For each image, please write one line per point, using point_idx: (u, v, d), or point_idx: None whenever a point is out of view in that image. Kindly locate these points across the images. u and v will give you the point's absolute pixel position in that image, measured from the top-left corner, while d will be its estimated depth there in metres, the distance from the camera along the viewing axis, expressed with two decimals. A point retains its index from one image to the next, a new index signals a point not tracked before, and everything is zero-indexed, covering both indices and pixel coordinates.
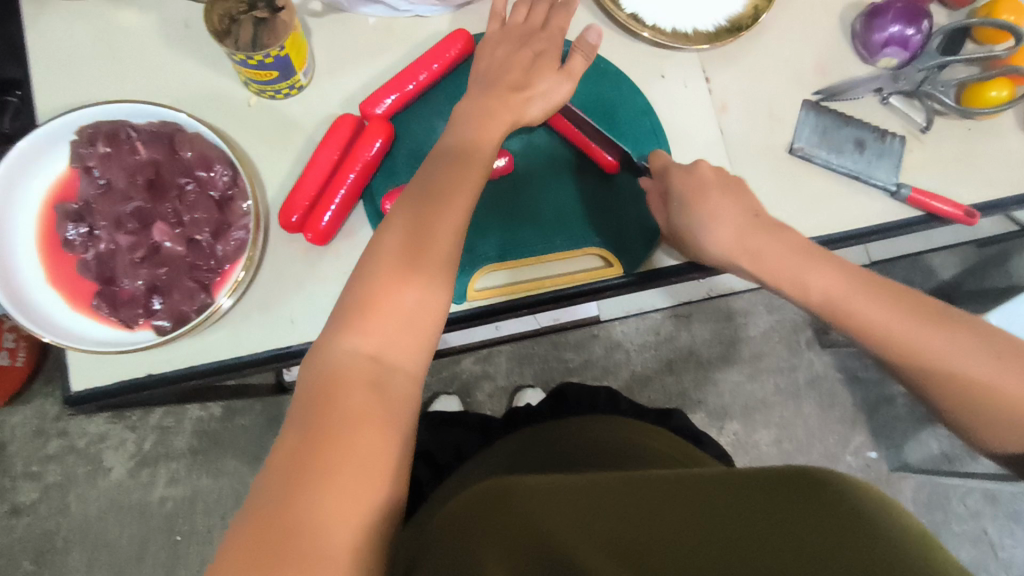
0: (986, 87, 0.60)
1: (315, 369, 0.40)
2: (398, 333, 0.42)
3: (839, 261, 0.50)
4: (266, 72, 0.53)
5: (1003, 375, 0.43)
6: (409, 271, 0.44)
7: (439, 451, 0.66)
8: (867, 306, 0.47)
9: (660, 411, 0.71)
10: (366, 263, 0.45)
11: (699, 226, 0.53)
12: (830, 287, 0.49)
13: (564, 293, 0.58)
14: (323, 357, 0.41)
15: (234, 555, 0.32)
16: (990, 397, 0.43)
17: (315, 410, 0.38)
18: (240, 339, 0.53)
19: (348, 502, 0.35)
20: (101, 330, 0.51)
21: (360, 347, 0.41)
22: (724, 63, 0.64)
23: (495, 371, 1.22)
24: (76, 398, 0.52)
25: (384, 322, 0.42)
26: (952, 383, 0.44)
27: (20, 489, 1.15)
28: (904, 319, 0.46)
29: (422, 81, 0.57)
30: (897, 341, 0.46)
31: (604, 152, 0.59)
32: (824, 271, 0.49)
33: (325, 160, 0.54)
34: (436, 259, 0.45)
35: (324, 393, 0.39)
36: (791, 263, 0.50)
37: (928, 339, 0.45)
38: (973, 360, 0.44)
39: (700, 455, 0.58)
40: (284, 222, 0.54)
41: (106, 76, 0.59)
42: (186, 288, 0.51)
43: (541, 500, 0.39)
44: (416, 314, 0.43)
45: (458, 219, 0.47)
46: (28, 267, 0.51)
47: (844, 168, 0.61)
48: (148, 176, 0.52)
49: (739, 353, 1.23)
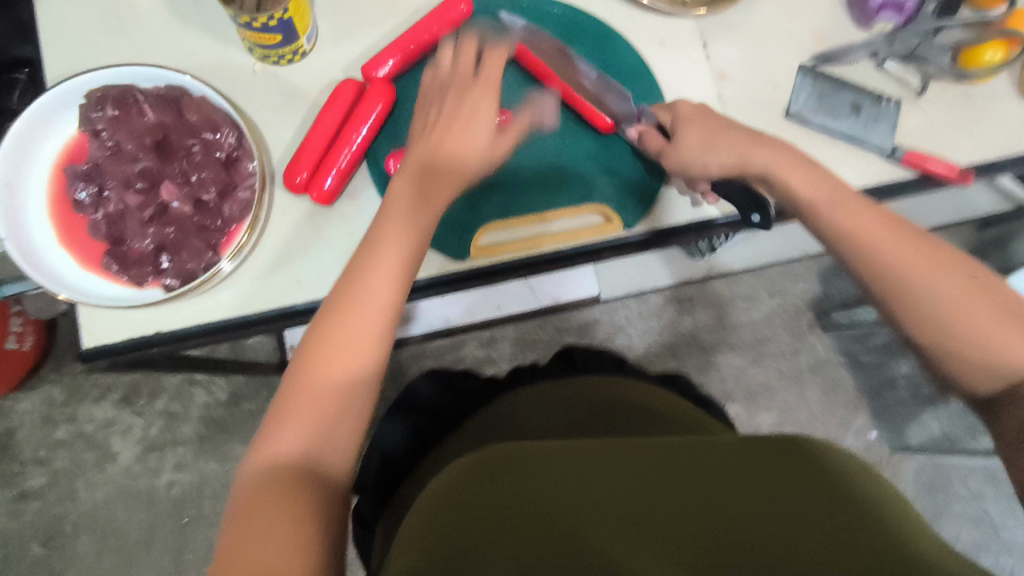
0: (981, 50, 0.60)
1: (254, 470, 0.42)
2: (333, 419, 0.44)
3: (829, 177, 0.53)
4: (269, 35, 0.54)
5: (978, 308, 0.46)
6: (351, 352, 0.45)
7: (447, 414, 0.66)
8: (855, 221, 0.50)
9: (663, 376, 0.72)
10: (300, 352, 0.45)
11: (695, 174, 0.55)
12: (811, 194, 0.52)
13: (566, 253, 0.59)
14: (261, 457, 0.42)
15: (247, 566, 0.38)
16: (965, 329, 0.46)
17: (251, 509, 0.40)
18: (246, 298, 0.55)
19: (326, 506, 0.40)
20: (112, 288, 0.52)
21: (297, 445, 0.42)
22: (722, 29, 0.65)
23: (498, 356, 1.20)
24: (88, 355, 0.53)
25: (319, 409, 0.43)
26: (933, 322, 0.47)
27: (28, 475, 1.16)
28: (889, 238, 0.49)
29: (423, 43, 0.59)
30: (884, 270, 0.48)
31: (600, 115, 0.60)
32: (813, 184, 0.52)
33: (329, 120, 0.56)
34: (372, 320, 0.46)
35: (259, 492, 0.40)
36: (790, 174, 0.52)
37: (913, 271, 0.47)
38: (954, 297, 0.46)
39: (694, 411, 0.61)
40: (289, 182, 0.55)
41: (114, 46, 0.60)
42: (194, 247, 0.52)
43: (527, 475, 0.43)
44: (356, 388, 0.45)
45: (391, 277, 0.47)
46: (39, 227, 0.52)
47: (841, 131, 0.62)
48: (156, 138, 0.53)
49: (741, 337, 1.23)
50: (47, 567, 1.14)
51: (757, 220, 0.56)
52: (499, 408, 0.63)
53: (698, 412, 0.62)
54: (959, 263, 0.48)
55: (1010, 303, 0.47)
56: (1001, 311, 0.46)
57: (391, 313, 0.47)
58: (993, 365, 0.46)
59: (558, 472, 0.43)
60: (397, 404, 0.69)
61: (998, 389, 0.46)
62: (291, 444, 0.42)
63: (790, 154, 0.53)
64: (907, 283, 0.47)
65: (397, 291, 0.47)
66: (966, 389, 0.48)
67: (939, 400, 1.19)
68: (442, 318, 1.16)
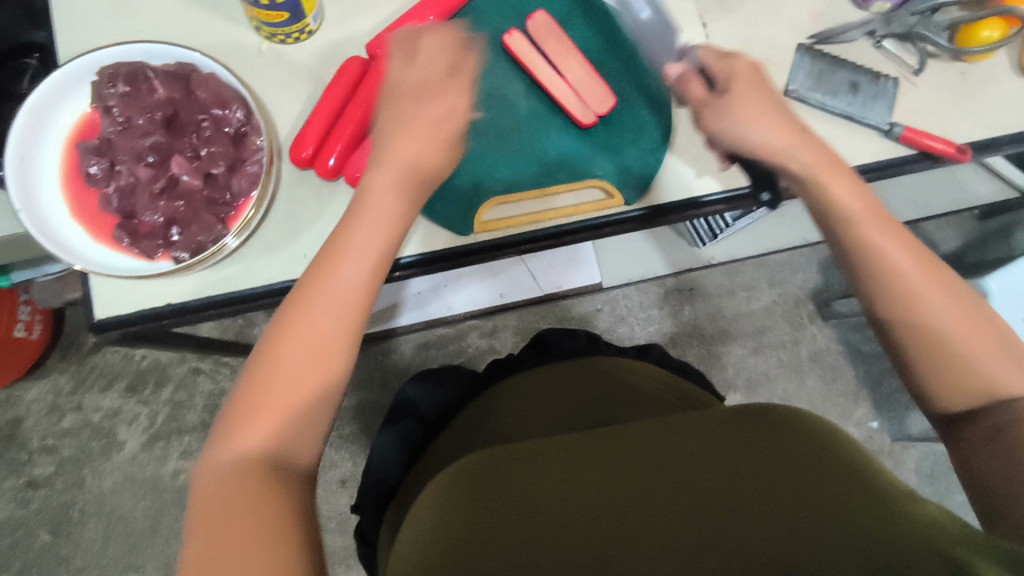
0: (979, 27, 0.61)
1: (213, 474, 0.42)
2: (299, 409, 0.44)
3: (863, 188, 0.53)
4: (277, 13, 0.55)
5: (966, 323, 0.47)
6: (313, 343, 0.45)
7: (428, 409, 0.67)
8: (878, 233, 0.50)
9: (638, 349, 0.74)
10: (261, 346, 0.45)
11: (717, 131, 0.55)
12: (844, 203, 0.52)
13: (567, 227, 0.61)
14: (223, 454, 0.43)
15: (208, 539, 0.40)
16: (952, 336, 0.46)
17: (221, 509, 0.41)
18: (254, 272, 0.56)
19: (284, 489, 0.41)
20: (124, 260, 0.54)
21: (263, 434, 0.43)
22: (721, 9, 0.66)
23: (501, 346, 1.22)
24: (99, 326, 0.55)
25: (285, 400, 0.44)
26: (924, 324, 0.47)
27: (36, 463, 1.17)
28: (902, 249, 0.49)
29: (426, 23, 0.60)
30: (888, 269, 0.49)
31: (581, 112, 0.61)
32: (835, 179, 0.52)
33: (334, 99, 0.57)
34: (345, 290, 0.47)
35: (227, 491, 0.41)
36: (794, 146, 0.54)
37: (916, 277, 0.48)
38: (951, 312, 0.47)
39: (681, 384, 0.65)
40: (295, 157, 0.56)
41: (123, 26, 0.61)
42: (204, 221, 0.54)
43: (508, 477, 0.45)
44: (326, 371, 0.45)
45: (367, 253, 0.48)
46: (53, 201, 0.54)
47: (839, 109, 0.63)
48: (166, 113, 0.54)
49: (743, 327, 1.24)
50: (54, 553, 1.15)
51: (767, 199, 0.59)
52: (495, 392, 0.66)
53: (680, 381, 0.66)
54: (963, 291, 0.48)
55: (1001, 335, 0.47)
56: (989, 337, 0.47)
57: (356, 303, 0.47)
58: (972, 378, 0.46)
59: (535, 472, 0.45)
60: (387, 419, 0.70)
61: (967, 407, 0.46)
62: (255, 438, 0.43)
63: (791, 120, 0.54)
64: (907, 284, 0.48)
65: (363, 283, 0.48)
66: (935, 405, 0.47)
67: None
68: (445, 308, 1.15)
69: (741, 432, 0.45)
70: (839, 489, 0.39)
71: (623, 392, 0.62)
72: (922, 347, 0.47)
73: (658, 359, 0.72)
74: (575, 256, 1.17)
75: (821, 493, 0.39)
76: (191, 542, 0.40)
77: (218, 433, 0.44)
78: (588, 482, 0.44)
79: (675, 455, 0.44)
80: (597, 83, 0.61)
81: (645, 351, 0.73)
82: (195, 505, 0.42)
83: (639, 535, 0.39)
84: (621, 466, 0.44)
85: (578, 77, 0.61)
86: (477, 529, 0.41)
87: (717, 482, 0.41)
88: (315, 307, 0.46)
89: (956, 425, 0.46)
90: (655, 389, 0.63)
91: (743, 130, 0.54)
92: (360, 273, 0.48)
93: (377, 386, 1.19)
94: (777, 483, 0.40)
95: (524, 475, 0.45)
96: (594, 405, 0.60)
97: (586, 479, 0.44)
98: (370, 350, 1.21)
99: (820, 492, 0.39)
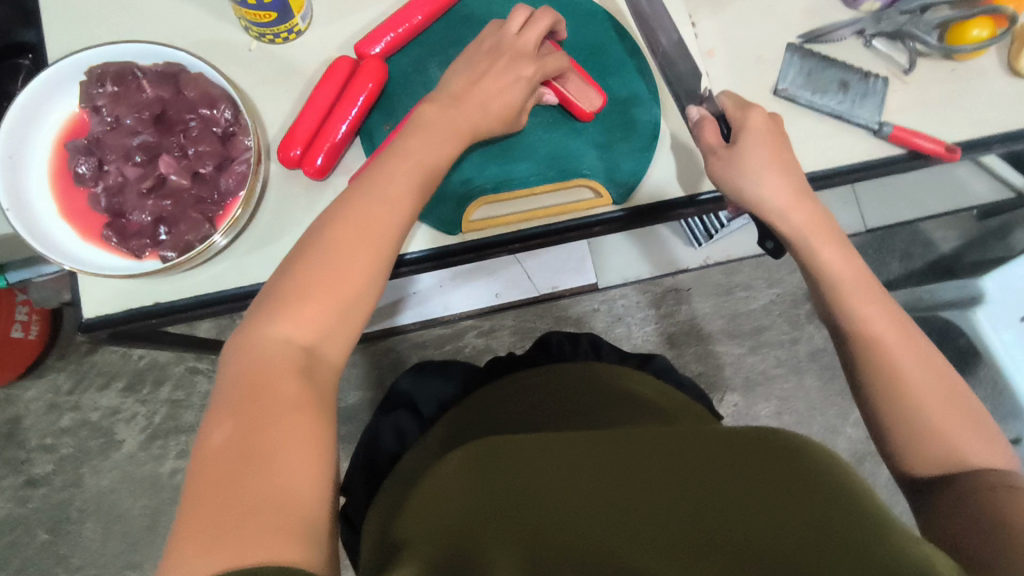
0: (968, 26, 0.61)
1: (224, 393, 0.41)
2: (333, 318, 0.45)
3: (853, 254, 0.54)
4: (265, 12, 0.55)
5: (936, 396, 0.47)
6: (351, 257, 0.46)
7: (423, 403, 0.68)
8: (862, 301, 0.51)
9: (640, 358, 0.74)
10: (299, 252, 0.46)
11: (720, 167, 0.56)
12: (835, 270, 0.53)
13: (555, 227, 0.61)
14: (234, 373, 0.42)
15: (210, 466, 0.37)
16: (922, 404, 0.47)
17: (248, 400, 0.40)
18: (242, 271, 0.57)
19: (297, 427, 0.40)
20: (112, 258, 0.54)
21: (293, 336, 0.43)
22: (711, 9, 0.66)
23: (498, 346, 1.21)
24: (88, 325, 0.56)
25: (322, 307, 0.44)
26: (901, 392, 0.48)
27: (35, 462, 1.18)
28: (885, 320, 0.50)
29: (416, 23, 0.60)
30: (868, 334, 0.50)
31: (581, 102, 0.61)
32: (811, 218, 0.55)
33: (322, 99, 0.57)
34: (371, 239, 0.47)
35: (254, 384, 0.41)
36: (788, 190, 0.55)
37: (895, 346, 0.49)
38: (923, 382, 0.48)
39: (680, 398, 0.64)
40: (284, 156, 0.57)
41: (114, 25, 0.61)
42: (192, 219, 0.54)
43: (512, 466, 0.46)
44: (345, 307, 0.45)
45: (391, 209, 0.48)
46: (42, 199, 0.54)
47: (828, 108, 0.62)
48: (154, 112, 0.55)
49: (741, 326, 1.23)
50: (53, 552, 1.16)
51: (770, 246, 0.59)
52: (481, 397, 0.66)
53: (687, 400, 0.64)
54: (940, 367, 0.49)
55: (973, 413, 0.48)
56: (961, 414, 0.47)
57: (392, 227, 0.48)
58: (942, 449, 0.46)
59: (539, 460, 0.46)
60: (384, 405, 0.71)
61: (934, 475, 0.46)
62: (269, 357, 0.42)
63: (788, 168, 0.56)
64: (885, 353, 0.49)
65: (395, 212, 0.49)
66: (904, 469, 0.48)
67: None
68: (442, 306, 1.16)
69: (747, 439, 0.45)
70: (839, 506, 0.38)
71: (622, 395, 0.61)
72: (897, 413, 0.48)
73: (658, 369, 0.72)
74: (576, 256, 1.18)
75: (819, 508, 0.38)
76: (212, 430, 0.39)
77: (245, 331, 0.44)
78: (587, 474, 0.44)
79: (676, 456, 0.44)
80: (586, 83, 0.61)
81: (647, 361, 0.74)
82: (216, 397, 0.41)
83: (628, 535, 0.39)
84: (622, 463, 0.44)
85: (569, 78, 0.61)
86: (472, 521, 0.42)
87: (715, 489, 0.41)
88: (356, 221, 0.47)
89: (923, 491, 0.47)
90: (661, 399, 0.62)
91: (741, 172, 0.55)
92: (395, 202, 0.49)
93: (374, 386, 1.19)
94: (776, 494, 0.40)
95: (526, 465, 0.46)
96: (595, 406, 0.60)
97: (585, 471, 0.44)
98: (367, 349, 1.21)
99: (817, 508, 0.38)
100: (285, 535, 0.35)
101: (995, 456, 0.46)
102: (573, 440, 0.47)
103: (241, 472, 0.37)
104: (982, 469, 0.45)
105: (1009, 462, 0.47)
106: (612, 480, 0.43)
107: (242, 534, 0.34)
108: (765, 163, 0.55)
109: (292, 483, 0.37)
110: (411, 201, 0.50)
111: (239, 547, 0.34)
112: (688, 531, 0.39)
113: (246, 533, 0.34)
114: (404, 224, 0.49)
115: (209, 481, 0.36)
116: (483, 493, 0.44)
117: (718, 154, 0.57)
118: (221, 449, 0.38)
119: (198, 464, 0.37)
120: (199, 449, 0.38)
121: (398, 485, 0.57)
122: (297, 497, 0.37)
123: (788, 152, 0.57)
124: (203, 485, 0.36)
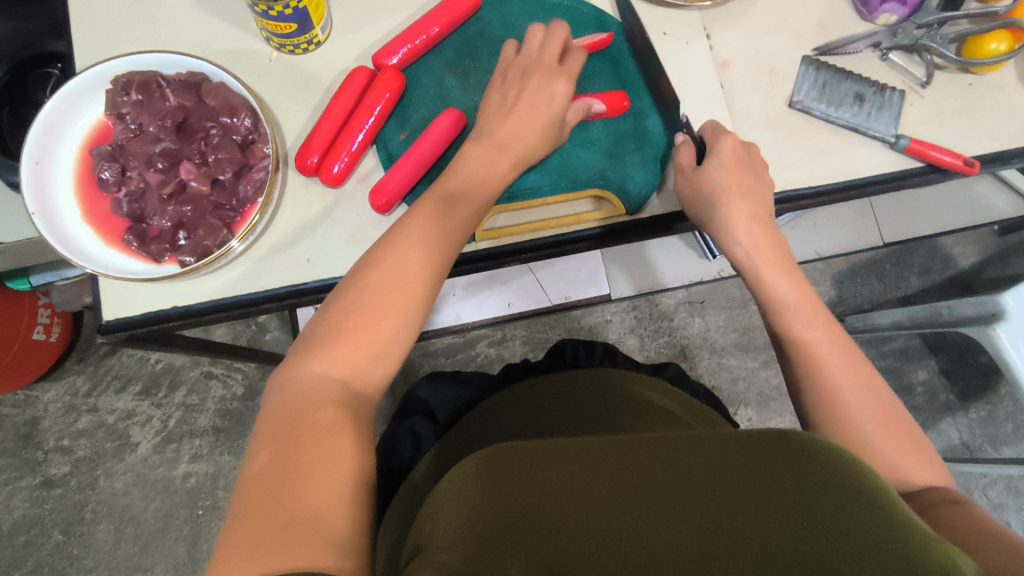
0: (986, 40, 0.61)
1: (268, 419, 0.43)
2: (366, 362, 0.47)
3: (803, 282, 0.56)
4: (285, 24, 0.57)
5: (876, 425, 0.48)
6: (395, 287, 0.49)
7: (439, 410, 0.68)
8: (804, 326, 0.53)
9: (653, 367, 0.73)
10: (342, 292, 0.48)
11: (689, 177, 0.59)
12: (781, 295, 0.55)
13: (568, 236, 0.61)
14: (280, 396, 0.44)
15: (250, 492, 0.39)
16: (855, 429, 0.49)
17: (286, 424, 0.42)
18: (258, 278, 0.58)
19: (335, 453, 0.41)
20: (131, 263, 0.56)
21: (330, 371, 0.45)
22: (725, 20, 0.66)
23: (509, 355, 1.22)
24: (108, 327, 0.58)
25: (357, 349, 0.46)
26: (839, 412, 0.49)
27: (51, 463, 1.19)
28: (830, 347, 0.52)
29: (432, 34, 0.61)
30: (810, 356, 0.52)
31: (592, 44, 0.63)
32: (768, 235, 0.58)
33: (340, 108, 0.59)
34: (416, 262, 0.50)
35: (290, 407, 0.43)
36: (746, 211, 0.57)
37: (837, 372, 0.51)
38: (869, 410, 0.49)
39: (700, 408, 0.64)
40: (301, 163, 0.58)
41: (141, 35, 0.63)
42: (210, 225, 0.55)
43: (533, 470, 0.43)
44: (386, 343, 0.48)
45: (428, 236, 0.51)
46: (65, 203, 0.56)
47: (844, 120, 0.62)
48: (177, 120, 0.56)
49: (755, 341, 1.21)
50: (66, 553, 1.17)
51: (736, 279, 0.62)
52: (469, 422, 0.63)
53: (703, 407, 0.64)
54: (880, 390, 0.50)
55: (913, 435, 0.49)
56: (902, 437, 0.48)
57: (426, 257, 0.50)
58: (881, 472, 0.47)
59: (563, 464, 0.43)
60: (401, 413, 0.72)
61: None
62: (308, 383, 0.44)
63: (754, 198, 0.58)
64: (828, 378, 0.50)
65: (433, 241, 0.51)
66: None
67: (956, 406, 1.16)
68: (453, 317, 1.14)
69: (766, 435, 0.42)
70: (866, 514, 0.37)
71: (640, 407, 0.61)
72: (838, 435, 0.49)
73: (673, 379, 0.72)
74: (588, 266, 1.15)
75: (843, 513, 0.37)
76: (252, 459, 0.41)
77: (288, 367, 0.46)
78: (615, 479, 0.42)
79: (695, 460, 0.42)
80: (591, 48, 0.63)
81: (660, 370, 0.73)
82: (258, 429, 0.43)
83: (649, 545, 0.38)
84: (648, 467, 0.42)
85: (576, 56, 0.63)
86: (495, 529, 0.40)
87: (733, 493, 0.40)
88: (410, 260, 0.50)
89: None
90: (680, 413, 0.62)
91: (709, 175, 0.57)
92: (427, 242, 0.51)
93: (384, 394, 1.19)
94: (797, 501, 0.38)
95: (539, 467, 0.44)
96: (606, 417, 0.60)
97: (603, 475, 0.42)
98: None
99: (840, 516, 0.37)
100: (315, 549, 0.36)
101: (934, 476, 0.47)
102: (597, 443, 0.45)
103: (277, 489, 0.38)
104: (921, 488, 0.46)
105: (946, 478, 0.48)
106: (636, 487, 0.41)
107: (275, 547, 0.35)
108: (734, 174, 0.57)
109: (323, 506, 0.38)
110: (450, 235, 0.53)
111: (273, 556, 0.35)
112: (714, 538, 0.38)
113: (280, 543, 0.36)
114: (439, 264, 0.51)
115: (253, 504, 0.38)
116: (503, 500, 0.42)
117: (685, 176, 0.59)
118: (257, 476, 0.39)
119: (241, 490, 0.40)
120: (242, 478, 0.40)
121: (407, 507, 0.56)
122: (330, 514, 0.38)
123: (756, 179, 0.58)
124: (241, 511, 0.38)
